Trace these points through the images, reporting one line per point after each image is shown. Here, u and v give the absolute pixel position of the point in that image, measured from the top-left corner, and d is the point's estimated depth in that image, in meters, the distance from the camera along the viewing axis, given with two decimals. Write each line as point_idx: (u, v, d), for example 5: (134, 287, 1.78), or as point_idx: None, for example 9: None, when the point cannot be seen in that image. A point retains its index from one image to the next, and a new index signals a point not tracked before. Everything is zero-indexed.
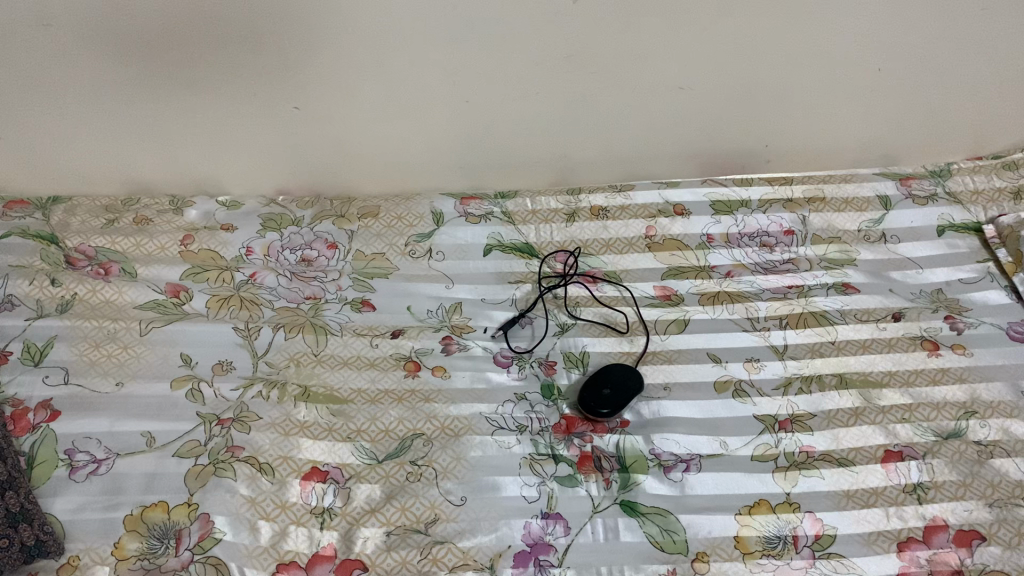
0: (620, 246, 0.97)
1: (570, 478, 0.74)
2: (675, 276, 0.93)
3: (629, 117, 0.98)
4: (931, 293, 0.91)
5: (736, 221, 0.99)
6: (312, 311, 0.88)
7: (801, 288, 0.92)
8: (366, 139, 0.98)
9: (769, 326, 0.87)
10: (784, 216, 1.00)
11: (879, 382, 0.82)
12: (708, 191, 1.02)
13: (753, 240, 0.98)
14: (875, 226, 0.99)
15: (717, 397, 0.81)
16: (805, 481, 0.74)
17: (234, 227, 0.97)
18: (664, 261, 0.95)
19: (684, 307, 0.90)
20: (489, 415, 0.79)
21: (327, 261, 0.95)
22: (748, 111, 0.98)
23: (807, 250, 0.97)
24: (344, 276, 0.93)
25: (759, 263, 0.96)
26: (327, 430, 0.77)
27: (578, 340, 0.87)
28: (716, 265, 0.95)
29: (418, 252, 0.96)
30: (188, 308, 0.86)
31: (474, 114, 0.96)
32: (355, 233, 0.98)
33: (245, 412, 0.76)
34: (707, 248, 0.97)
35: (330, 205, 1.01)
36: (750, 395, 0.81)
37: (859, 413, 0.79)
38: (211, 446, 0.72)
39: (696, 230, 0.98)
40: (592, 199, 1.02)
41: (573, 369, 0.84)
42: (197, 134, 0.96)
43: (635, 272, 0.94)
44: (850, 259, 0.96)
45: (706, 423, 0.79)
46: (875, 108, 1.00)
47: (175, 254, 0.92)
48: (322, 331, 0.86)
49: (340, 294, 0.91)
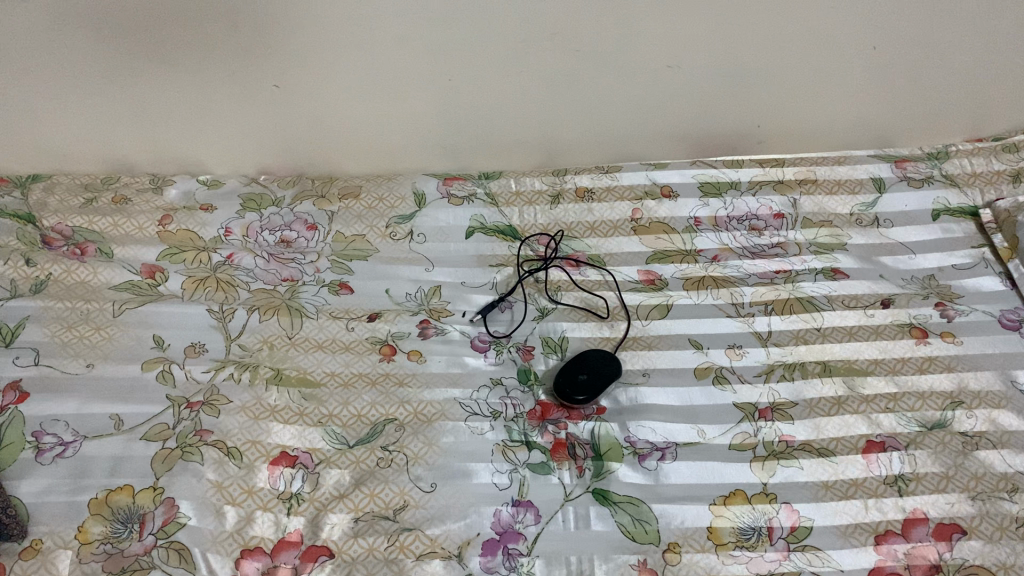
0: (605, 227, 0.94)
1: (543, 465, 0.73)
2: (659, 260, 0.91)
3: (616, 95, 0.95)
4: (923, 279, 0.88)
5: (724, 204, 0.95)
6: (288, 294, 0.86)
7: (788, 273, 0.89)
8: (348, 118, 0.96)
9: (754, 312, 0.85)
10: (774, 199, 0.95)
11: (864, 371, 0.79)
12: (696, 172, 0.98)
13: (742, 225, 0.94)
14: (868, 210, 0.95)
15: (696, 383, 0.79)
16: (782, 471, 0.72)
17: (212, 208, 0.94)
18: (649, 244, 0.92)
19: (667, 292, 0.87)
20: (463, 400, 0.77)
21: (306, 242, 0.92)
22: (739, 91, 0.96)
23: (796, 234, 0.93)
24: (322, 258, 0.90)
25: (746, 247, 0.92)
26: (298, 414, 0.76)
27: (558, 325, 0.84)
28: (703, 249, 0.92)
29: (399, 234, 0.93)
30: (163, 289, 0.85)
31: (457, 93, 0.94)
32: (335, 214, 0.94)
33: (215, 395, 0.75)
34: (694, 231, 0.93)
35: (311, 184, 0.98)
36: (730, 382, 0.79)
37: (841, 402, 0.77)
38: (179, 429, 0.72)
39: (685, 213, 0.95)
40: (577, 180, 0.98)
41: (552, 355, 0.82)
42: (177, 112, 0.94)
43: (620, 255, 0.91)
44: (840, 243, 0.92)
45: (684, 410, 0.77)
46: (870, 88, 0.97)
47: (153, 235, 0.90)
48: (297, 314, 0.84)
49: (317, 276, 0.88)
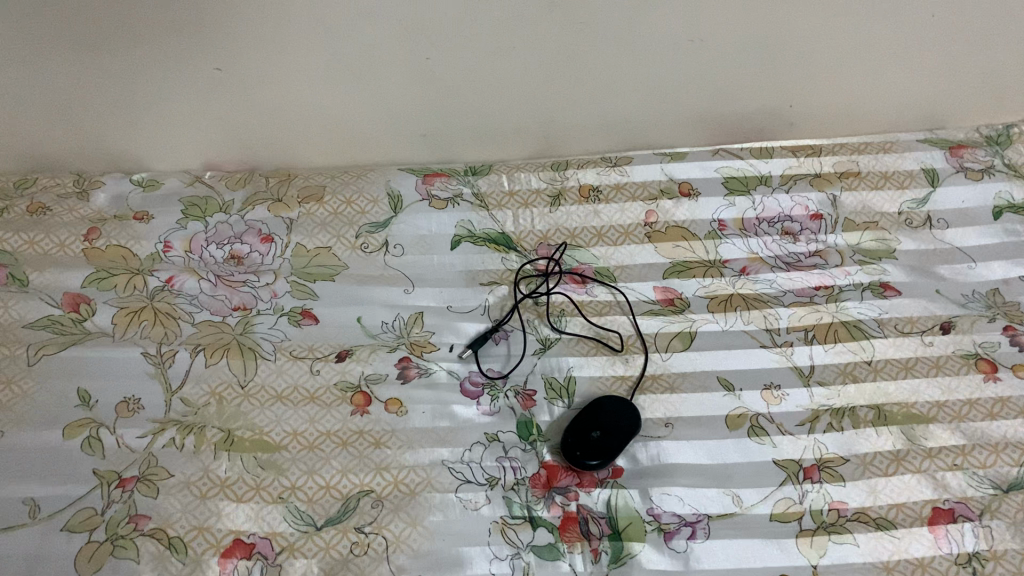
0: (614, 234, 0.80)
1: (550, 549, 0.61)
2: (678, 274, 0.77)
3: (627, 77, 0.81)
4: (986, 294, 0.76)
5: (753, 203, 0.82)
6: (240, 327, 0.72)
7: (830, 288, 0.76)
8: (307, 108, 0.81)
9: (793, 341, 0.72)
10: (810, 196, 0.82)
11: (924, 418, 0.67)
12: (719, 164, 0.84)
13: (774, 229, 0.80)
14: (919, 207, 0.82)
15: (729, 436, 0.67)
16: (835, 549, 0.61)
17: (149, 217, 0.79)
18: (666, 254, 0.79)
19: (690, 315, 0.74)
20: (453, 465, 0.65)
21: (261, 259, 0.77)
22: (772, 70, 0.81)
23: (836, 238, 0.80)
24: (281, 278, 0.76)
25: (780, 257, 0.79)
26: (253, 488, 0.63)
27: (563, 360, 0.71)
28: (729, 259, 0.78)
29: (371, 245, 0.78)
30: (91, 325, 0.71)
31: (438, 76, 0.78)
32: (294, 222, 0.79)
33: (153, 469, 0.62)
34: (719, 237, 0.80)
35: (265, 185, 0.82)
36: (769, 434, 0.67)
37: (900, 458, 0.65)
38: (109, 515, 0.59)
39: (708, 215, 0.81)
40: (580, 176, 0.84)
41: (557, 400, 0.69)
42: (101, 101, 0.78)
43: (632, 269, 0.78)
44: (888, 250, 0.79)
45: (715, 471, 0.65)
46: (923, 65, 0.83)
47: (77, 254, 0.76)
48: (251, 355, 0.70)
49: (274, 303, 0.74)
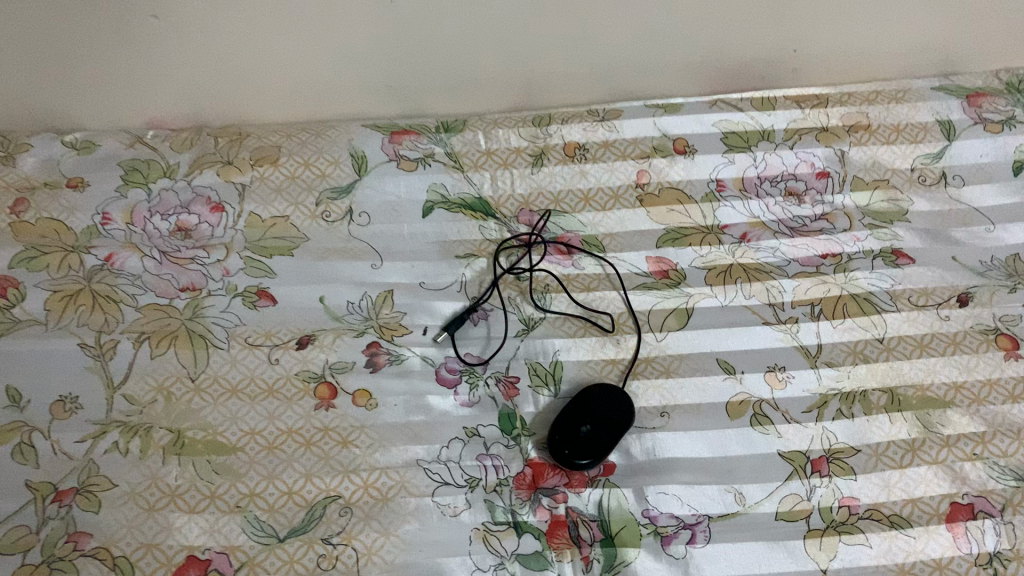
0: (602, 197, 0.73)
1: (537, 558, 0.55)
2: (673, 243, 0.70)
3: (615, 21, 0.72)
4: (1006, 261, 0.70)
5: (754, 160, 0.75)
6: (190, 311, 0.65)
7: (838, 257, 0.69)
8: (258, 60, 0.72)
9: (798, 317, 0.66)
10: (816, 152, 0.75)
11: (941, 402, 0.62)
12: (716, 118, 0.76)
13: (777, 189, 0.73)
14: (933, 162, 0.75)
15: (730, 426, 0.61)
16: (846, 552, 0.56)
17: (84, 184, 0.71)
18: (660, 220, 0.72)
19: (686, 289, 0.68)
20: (429, 465, 0.59)
21: (211, 231, 0.69)
22: (774, 12, 0.73)
23: (844, 198, 0.73)
24: (234, 252, 0.68)
25: (783, 220, 0.72)
26: (207, 497, 0.56)
27: (548, 343, 0.65)
28: (728, 224, 0.72)
29: (333, 214, 0.71)
30: (19, 313, 0.63)
31: (403, 21, 0.70)
32: (247, 188, 0.72)
33: (94, 479, 0.56)
34: (717, 199, 0.73)
35: (213, 145, 0.74)
36: (774, 423, 0.61)
37: (915, 448, 0.60)
38: (44, 535, 0.53)
39: (705, 175, 0.74)
40: (566, 133, 0.76)
41: (542, 389, 0.63)
42: (23, 53, 0.69)
43: (623, 237, 0.71)
44: (900, 212, 0.72)
45: (715, 466, 0.60)
46: (941, 5, 0.75)
47: (3, 229, 0.67)
48: (202, 343, 0.63)
49: (227, 282, 0.67)
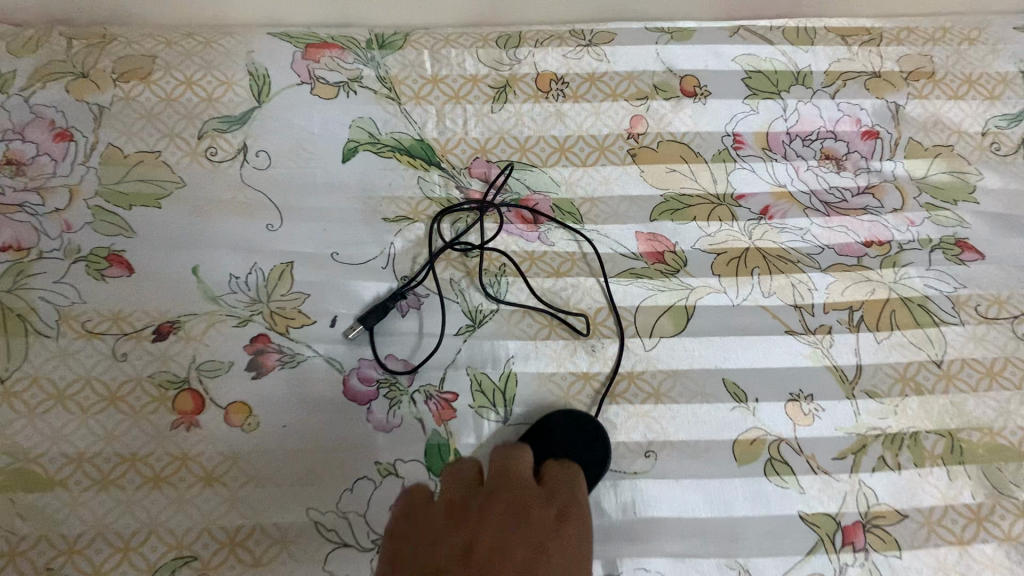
0: (583, 149, 0.56)
1: None
2: (672, 216, 0.53)
3: None
4: None
5: (783, 109, 0.57)
6: (8, 281, 0.46)
7: (887, 246, 0.53)
8: None
9: (831, 326, 0.50)
10: (863, 103, 0.58)
11: (1015, 453, 0.47)
12: (737, 51, 0.59)
13: (811, 150, 0.56)
14: (1011, 126, 0.58)
15: (737, 474, 0.45)
16: None
17: None
18: (657, 182, 0.55)
19: (686, 280, 0.51)
20: (323, 519, 0.43)
21: (51, 167, 0.50)
22: None
23: (896, 166, 0.56)
24: (81, 200, 0.50)
25: (817, 192, 0.55)
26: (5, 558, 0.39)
27: (500, 347, 0.48)
28: (745, 194, 0.55)
29: (221, 150, 0.53)
30: None
31: None
32: (106, 111, 0.53)
33: None
34: (732, 158, 0.56)
35: (65, 49, 0.55)
36: (795, 473, 0.46)
37: (981, 517, 0.45)
38: None
39: (719, 126, 0.57)
40: (539, 59, 0.58)
41: (488, 411, 0.47)
42: None
43: (607, 204, 0.54)
44: (966, 188, 0.56)
45: (717, 531, 0.44)
46: None
47: None
48: (21, 329, 0.45)
49: (66, 243, 0.48)
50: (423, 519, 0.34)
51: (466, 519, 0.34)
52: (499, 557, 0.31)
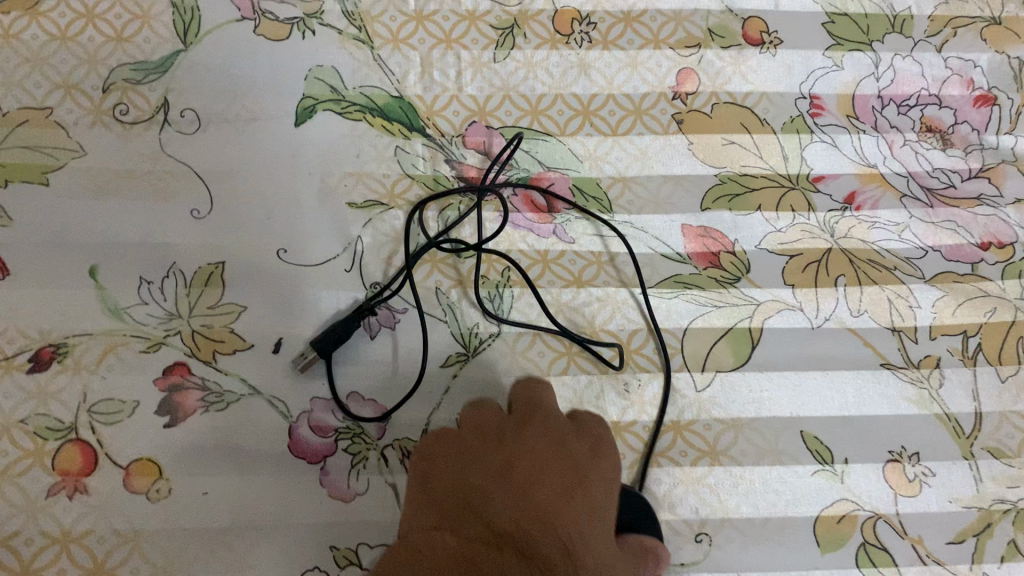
0: (613, 112, 0.43)
1: None
2: (730, 203, 0.41)
3: None
4: None
5: (874, 65, 0.44)
6: None
7: (1008, 250, 0.41)
8: None
9: (940, 357, 0.38)
10: (977, 58, 0.45)
11: None
12: None
13: (908, 120, 0.43)
14: None
15: (822, 565, 0.34)
16: None
17: None
18: (712, 159, 0.42)
19: (748, 293, 0.39)
20: None
21: None
22: None
23: (1016, 143, 0.43)
24: None
25: (919, 175, 0.42)
26: None
27: (502, 384, 0.36)
28: (825, 177, 0.42)
29: (135, 110, 0.39)
30: None
31: None
32: None
33: None
34: (808, 129, 0.43)
35: None
36: (897, 564, 0.34)
37: None
38: None
39: (792, 84, 0.44)
40: None
41: None
42: None
43: (643, 187, 0.41)
44: None
45: None
46: None
47: None
48: None
49: None
50: (459, 455, 0.28)
51: (501, 438, 0.29)
52: (536, 490, 0.26)
